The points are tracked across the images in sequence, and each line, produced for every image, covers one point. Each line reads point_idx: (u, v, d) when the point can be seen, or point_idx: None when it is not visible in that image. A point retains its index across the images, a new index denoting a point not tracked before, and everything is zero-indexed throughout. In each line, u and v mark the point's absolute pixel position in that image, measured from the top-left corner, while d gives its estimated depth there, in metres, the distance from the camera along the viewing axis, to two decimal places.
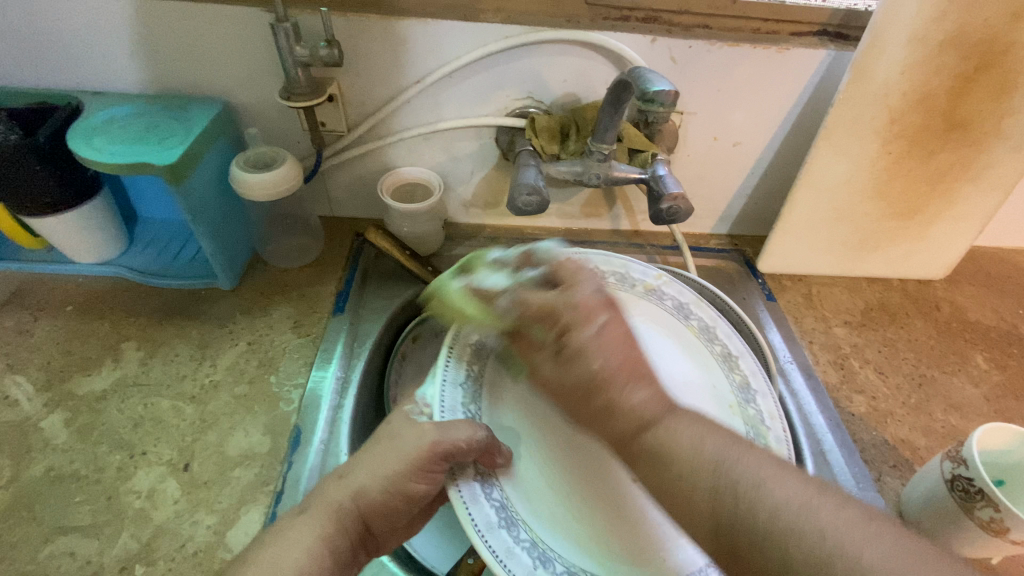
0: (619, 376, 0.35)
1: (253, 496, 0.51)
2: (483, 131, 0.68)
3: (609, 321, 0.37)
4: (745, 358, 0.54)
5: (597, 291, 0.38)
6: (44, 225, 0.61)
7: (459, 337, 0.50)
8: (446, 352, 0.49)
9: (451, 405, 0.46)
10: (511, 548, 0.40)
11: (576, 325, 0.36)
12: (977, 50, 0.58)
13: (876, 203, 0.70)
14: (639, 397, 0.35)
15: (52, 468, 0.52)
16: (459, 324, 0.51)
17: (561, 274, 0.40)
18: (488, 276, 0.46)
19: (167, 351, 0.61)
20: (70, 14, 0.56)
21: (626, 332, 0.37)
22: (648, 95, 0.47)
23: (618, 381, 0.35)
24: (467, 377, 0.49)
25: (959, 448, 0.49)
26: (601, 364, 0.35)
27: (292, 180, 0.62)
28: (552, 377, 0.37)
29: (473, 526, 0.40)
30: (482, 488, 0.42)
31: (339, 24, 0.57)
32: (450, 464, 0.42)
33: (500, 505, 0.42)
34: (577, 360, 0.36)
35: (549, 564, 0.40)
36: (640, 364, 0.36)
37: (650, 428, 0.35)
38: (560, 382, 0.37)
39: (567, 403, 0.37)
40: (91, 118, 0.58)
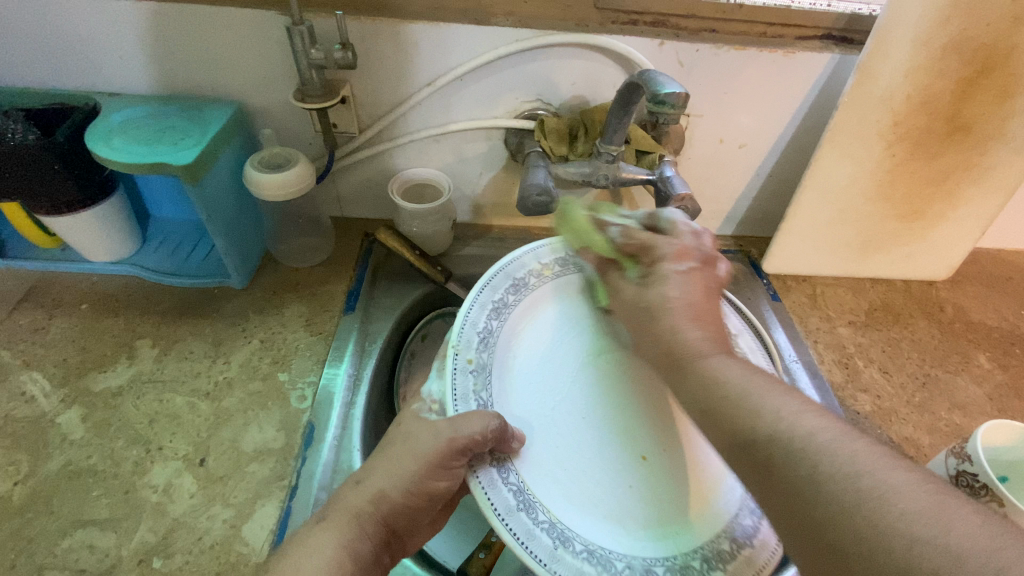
0: (680, 309, 0.42)
1: (268, 491, 0.51)
2: (493, 133, 0.69)
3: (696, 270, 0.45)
4: (741, 337, 0.58)
5: (701, 246, 0.47)
6: (61, 223, 0.62)
7: (466, 325, 0.51)
8: (454, 342, 0.49)
9: (463, 394, 0.47)
10: (529, 529, 0.41)
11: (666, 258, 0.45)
12: (979, 54, 0.59)
13: (880, 204, 0.71)
14: (695, 336, 0.41)
15: (69, 462, 0.52)
16: (466, 313, 0.51)
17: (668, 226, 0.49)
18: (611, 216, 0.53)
19: (181, 349, 0.62)
20: (88, 17, 0.57)
21: (706, 283, 0.45)
22: (658, 97, 0.48)
23: (679, 316, 0.42)
24: (477, 365, 0.49)
25: (963, 444, 0.50)
26: (676, 294, 0.43)
27: (305, 180, 0.63)
28: (633, 296, 0.46)
29: (493, 509, 0.41)
30: (499, 472, 0.44)
31: (352, 27, 0.58)
32: (468, 456, 0.43)
33: (517, 489, 0.43)
34: (660, 283, 0.44)
35: (569, 544, 0.42)
36: (699, 312, 0.42)
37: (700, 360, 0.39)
38: (637, 301, 0.45)
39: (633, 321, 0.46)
40: (109, 119, 0.59)
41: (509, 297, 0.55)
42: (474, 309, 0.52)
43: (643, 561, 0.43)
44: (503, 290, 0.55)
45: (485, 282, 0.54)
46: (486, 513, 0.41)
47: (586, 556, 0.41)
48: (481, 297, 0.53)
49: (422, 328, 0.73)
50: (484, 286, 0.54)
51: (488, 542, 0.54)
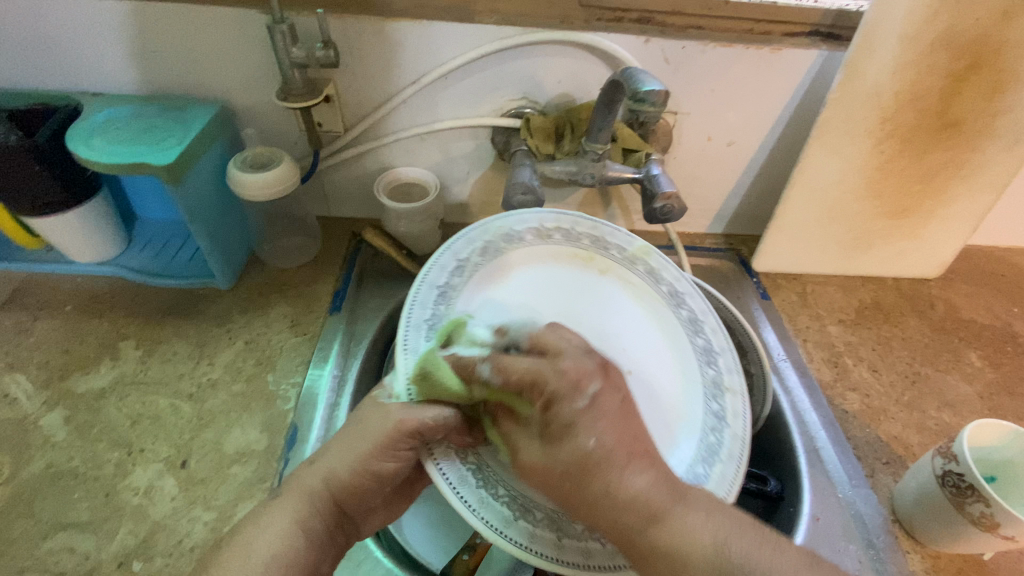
0: (618, 455, 0.35)
1: (250, 493, 0.51)
2: (479, 131, 0.68)
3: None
4: (725, 352, 0.51)
5: (591, 357, 0.38)
6: (45, 224, 0.61)
7: (411, 327, 0.45)
8: (403, 338, 0.44)
9: (422, 391, 0.43)
10: (483, 497, 0.41)
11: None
12: (967, 50, 0.58)
13: (870, 202, 0.71)
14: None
15: (51, 465, 0.52)
16: (404, 345, 0.44)
17: (543, 347, 0.39)
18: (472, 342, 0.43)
19: (165, 350, 0.61)
20: (69, 17, 0.57)
21: (619, 401, 0.37)
22: (639, 95, 0.47)
23: (615, 460, 0.35)
24: (428, 355, 0.45)
25: (949, 444, 0.49)
26: (595, 442, 0.34)
27: (290, 179, 0.62)
28: (540, 461, 0.37)
29: (462, 503, 0.40)
30: (461, 462, 0.42)
31: (334, 25, 0.58)
32: (420, 439, 0.42)
33: (484, 477, 0.42)
34: (571, 433, 0.35)
35: (567, 528, 0.41)
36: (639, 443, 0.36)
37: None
38: (548, 467, 0.36)
39: (618, 354, 0.45)
40: (90, 119, 0.59)
41: (455, 279, 0.50)
42: (416, 308, 0.47)
43: None
44: (449, 272, 0.50)
45: (428, 268, 0.49)
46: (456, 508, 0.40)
47: (588, 536, 0.41)
48: (413, 316, 0.46)
49: None
50: (422, 280, 0.48)
51: (472, 543, 0.55)
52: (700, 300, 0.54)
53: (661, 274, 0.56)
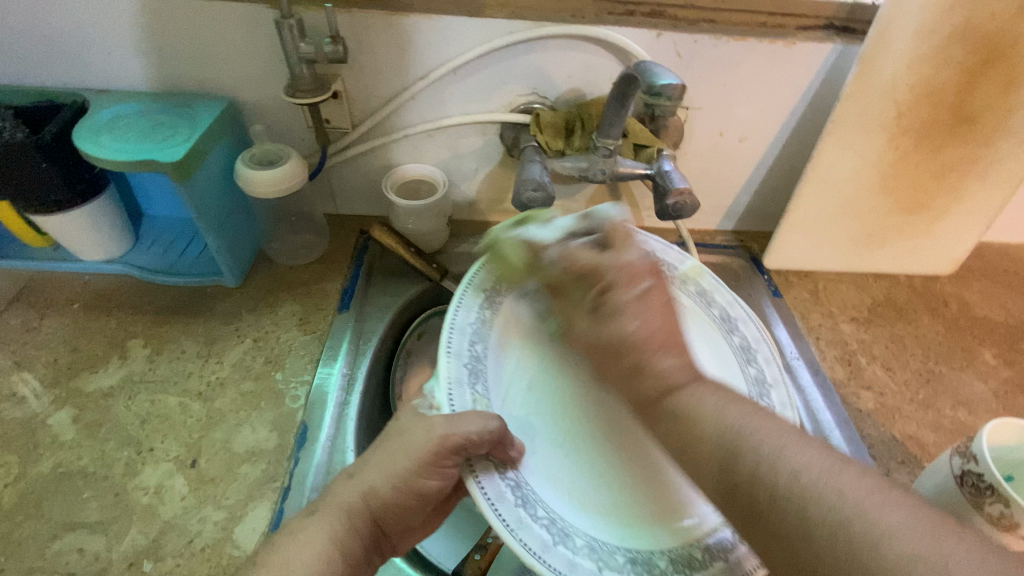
0: (649, 341, 0.36)
1: (260, 492, 0.51)
2: (488, 127, 0.67)
3: (655, 287, 0.38)
4: (761, 347, 0.55)
5: (643, 257, 0.39)
6: (52, 222, 0.61)
7: (450, 355, 0.47)
8: (444, 347, 0.47)
9: (461, 403, 0.45)
10: (523, 518, 0.39)
11: (617, 285, 0.38)
12: (984, 43, 0.57)
13: (883, 198, 0.70)
14: (668, 365, 0.36)
15: (60, 464, 0.52)
16: (448, 346, 0.47)
17: (612, 237, 0.42)
18: (536, 231, 0.51)
19: (173, 349, 0.61)
20: (76, 13, 0.57)
21: (667, 301, 0.38)
22: (654, 89, 0.47)
23: (648, 347, 0.36)
24: (470, 364, 0.48)
25: (968, 443, 0.49)
26: (636, 326, 0.36)
27: (299, 176, 0.62)
28: (586, 331, 0.39)
29: (484, 497, 0.40)
30: (500, 477, 0.42)
31: (342, 20, 0.57)
32: (465, 455, 0.42)
33: (514, 485, 0.42)
34: (616, 316, 0.37)
35: (569, 539, 0.41)
36: (673, 335, 0.37)
37: (676, 393, 0.35)
38: (594, 339, 0.38)
39: (597, 358, 0.39)
40: (98, 116, 0.58)
41: (485, 314, 0.52)
42: (454, 337, 0.48)
43: (641, 553, 0.42)
44: (478, 306, 0.52)
45: (458, 302, 0.51)
46: (477, 503, 0.40)
47: (588, 551, 0.40)
48: (457, 320, 0.50)
49: (418, 326, 0.71)
50: (458, 306, 0.51)
51: (483, 542, 0.54)
52: (726, 293, 0.58)
53: (713, 297, 0.58)
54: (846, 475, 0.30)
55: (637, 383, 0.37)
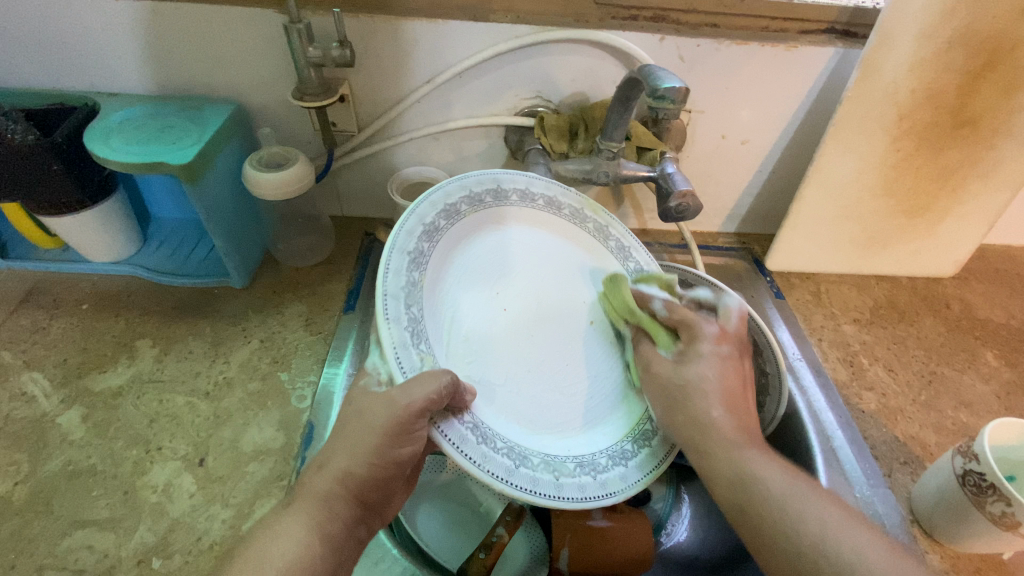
0: (710, 394, 0.46)
1: (267, 491, 0.51)
2: (492, 130, 0.68)
3: (725, 348, 0.49)
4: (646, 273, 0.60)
5: (733, 327, 0.50)
6: (62, 223, 0.62)
7: (387, 300, 0.41)
8: (380, 292, 0.41)
9: (410, 364, 0.41)
10: (485, 453, 0.41)
11: (700, 339, 0.49)
12: (985, 47, 0.58)
13: (885, 200, 0.70)
14: (717, 415, 0.45)
15: (69, 462, 0.52)
16: (384, 306, 0.41)
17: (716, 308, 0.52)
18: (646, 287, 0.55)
19: (181, 349, 0.62)
20: (87, 17, 0.57)
21: (738, 371, 0.48)
22: (659, 92, 0.47)
23: (710, 399, 0.46)
24: (410, 318, 0.42)
25: (970, 443, 0.49)
26: (709, 373, 0.47)
27: (305, 179, 0.62)
28: (665, 372, 0.49)
29: (450, 441, 0.40)
30: (461, 422, 0.42)
31: (351, 25, 0.58)
32: (430, 414, 0.40)
33: (473, 426, 0.42)
34: (695, 361, 0.48)
35: (525, 460, 0.44)
36: (728, 393, 0.46)
37: (715, 428, 0.45)
38: (668, 379, 0.48)
39: (667, 401, 0.48)
40: (108, 119, 0.59)
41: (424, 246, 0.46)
42: (389, 279, 0.42)
43: (585, 457, 0.48)
44: (417, 237, 0.45)
45: (393, 239, 0.43)
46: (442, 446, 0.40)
47: (546, 464, 0.45)
48: (393, 263, 0.43)
49: None
50: (394, 248, 0.43)
51: (488, 541, 0.54)
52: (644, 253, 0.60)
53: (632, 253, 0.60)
54: (857, 535, 0.38)
55: (683, 410, 0.46)
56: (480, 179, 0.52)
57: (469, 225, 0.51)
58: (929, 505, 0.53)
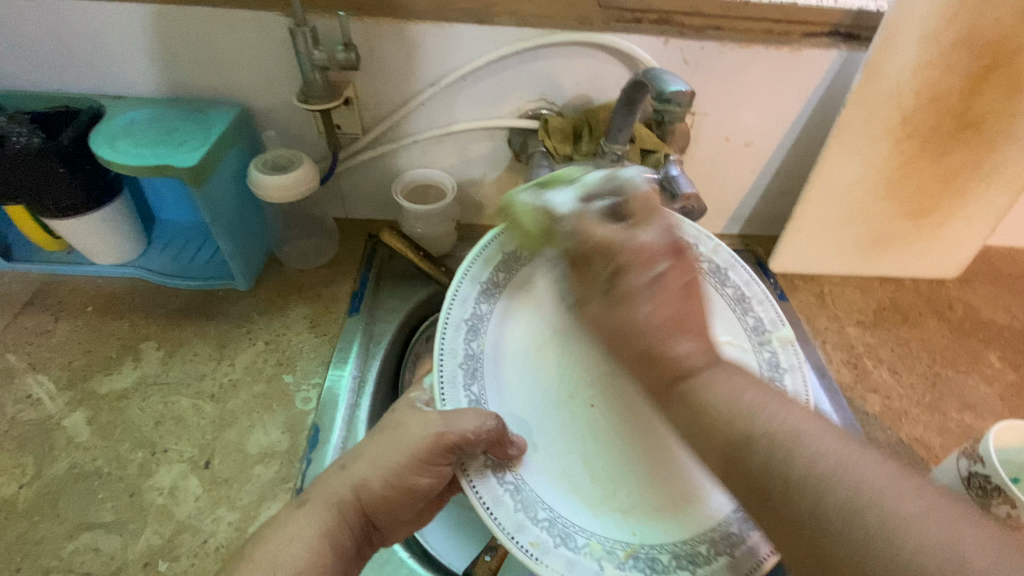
0: (661, 327, 0.35)
1: (273, 493, 0.51)
2: (496, 133, 0.68)
3: (672, 269, 0.36)
4: (763, 304, 0.56)
5: (663, 236, 0.37)
6: (68, 226, 0.62)
7: (445, 355, 0.47)
8: (438, 347, 0.47)
9: (453, 398, 0.46)
10: (522, 523, 0.41)
11: (632, 268, 0.36)
12: (988, 50, 0.58)
13: (888, 203, 0.70)
14: (685, 349, 0.35)
15: (75, 465, 0.52)
16: (442, 342, 0.47)
17: (625, 201, 0.39)
18: (554, 196, 0.44)
19: (186, 351, 0.62)
20: (93, 21, 0.58)
21: (684, 283, 0.36)
22: (665, 96, 0.48)
23: (659, 331, 0.35)
24: (466, 354, 0.48)
25: (975, 446, 0.49)
26: (649, 311, 0.35)
27: (310, 181, 0.62)
28: (598, 313, 0.37)
29: (481, 505, 0.41)
30: (495, 476, 0.43)
31: (356, 28, 0.58)
32: (456, 456, 0.42)
33: (513, 489, 0.42)
34: (630, 300, 0.36)
35: (570, 540, 0.41)
36: (687, 320, 0.35)
37: (688, 379, 0.34)
38: (603, 323, 0.37)
39: (609, 341, 0.37)
40: (114, 122, 0.59)
41: (497, 278, 0.52)
42: (449, 333, 0.48)
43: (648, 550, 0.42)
44: (492, 270, 0.52)
45: (463, 274, 0.50)
46: (476, 511, 0.41)
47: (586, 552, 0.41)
48: (452, 317, 0.48)
49: (427, 328, 0.72)
50: (462, 279, 0.50)
51: (493, 544, 0.53)
52: (744, 272, 0.57)
53: (728, 277, 0.57)
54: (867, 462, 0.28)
55: (652, 369, 0.35)
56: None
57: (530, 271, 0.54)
58: None
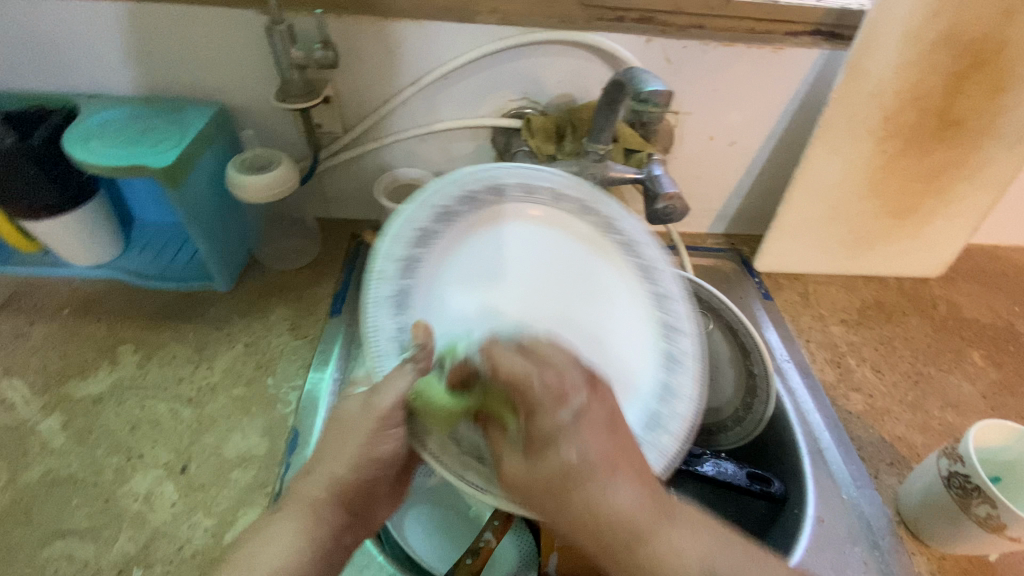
0: (600, 469, 0.36)
1: (251, 498, 0.51)
2: (479, 132, 0.68)
3: (589, 401, 0.36)
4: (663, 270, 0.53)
5: (578, 369, 0.37)
6: (41, 228, 0.61)
7: (377, 282, 0.44)
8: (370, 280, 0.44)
9: (386, 347, 0.43)
10: (468, 462, 0.42)
11: (545, 410, 0.35)
12: (969, 49, 0.58)
13: (871, 202, 0.70)
14: (622, 493, 0.36)
15: (49, 471, 0.51)
16: (371, 321, 0.43)
17: (532, 344, 0.37)
18: (456, 351, 0.40)
19: (164, 354, 0.61)
20: (65, 18, 0.57)
21: (603, 414, 0.37)
22: (643, 95, 0.47)
23: (595, 473, 0.36)
24: (396, 292, 0.44)
25: (955, 445, 0.49)
26: (575, 455, 0.35)
27: (288, 183, 0.61)
28: (521, 472, 0.37)
29: (428, 453, 0.41)
30: (440, 423, 0.43)
31: (334, 26, 0.57)
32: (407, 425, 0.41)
33: (459, 433, 0.43)
34: (551, 448, 0.36)
35: None
36: (620, 449, 0.37)
37: (597, 510, 0.36)
38: (530, 482, 0.37)
39: (549, 500, 0.37)
40: (88, 121, 0.58)
41: (440, 216, 0.48)
42: (383, 269, 0.44)
43: None
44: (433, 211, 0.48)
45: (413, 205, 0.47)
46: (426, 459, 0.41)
47: None
48: (386, 257, 0.45)
49: None
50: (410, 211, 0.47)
51: (475, 546, 0.52)
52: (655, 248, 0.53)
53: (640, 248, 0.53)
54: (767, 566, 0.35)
55: (565, 502, 0.36)
56: (480, 177, 0.51)
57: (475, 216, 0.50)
58: (914, 507, 0.53)
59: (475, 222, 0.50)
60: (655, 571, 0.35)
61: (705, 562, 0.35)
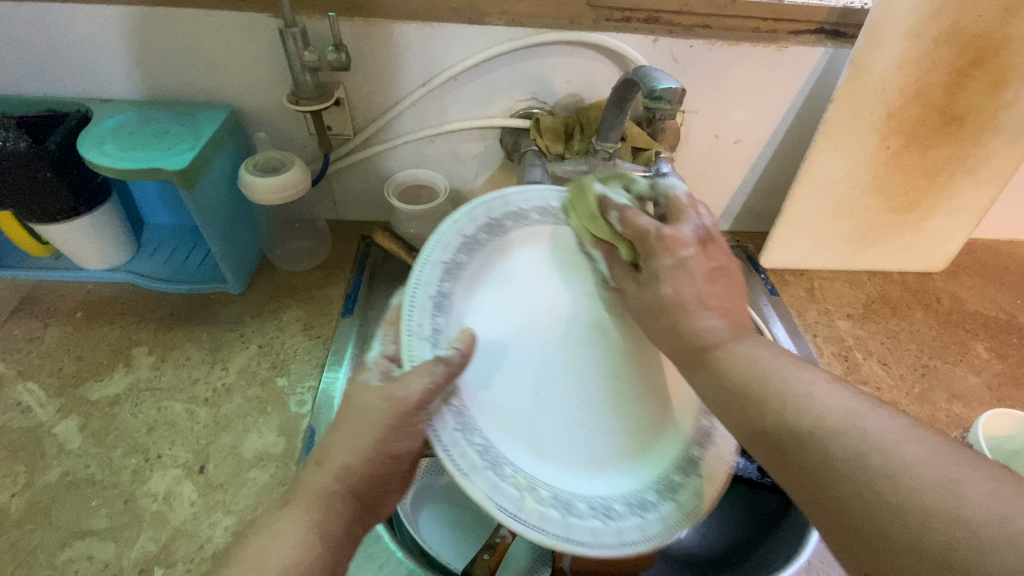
0: (689, 301, 0.40)
1: (269, 497, 0.51)
2: (488, 132, 0.69)
3: (694, 255, 0.42)
4: None
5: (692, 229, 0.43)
6: (55, 231, 0.61)
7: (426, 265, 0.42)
8: (423, 253, 0.43)
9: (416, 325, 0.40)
10: (458, 440, 0.37)
11: (660, 252, 0.42)
12: (971, 46, 0.59)
13: (875, 197, 0.71)
14: (710, 323, 0.39)
15: (67, 472, 0.52)
16: (409, 298, 0.40)
17: (671, 205, 0.45)
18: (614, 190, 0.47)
19: (178, 356, 0.61)
20: (79, 23, 0.57)
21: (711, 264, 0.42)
22: (654, 93, 0.48)
23: (690, 304, 0.40)
24: (437, 291, 0.42)
25: (964, 435, 0.50)
26: (673, 289, 0.41)
27: (301, 183, 0.62)
28: (634, 294, 0.44)
29: (441, 448, 0.36)
30: (454, 420, 0.38)
31: (345, 29, 0.58)
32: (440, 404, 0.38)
33: (482, 448, 0.38)
34: (655, 281, 0.42)
35: (499, 467, 0.38)
36: (714, 297, 0.40)
37: (716, 347, 0.38)
38: (638, 301, 0.44)
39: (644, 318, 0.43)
40: (101, 125, 0.59)
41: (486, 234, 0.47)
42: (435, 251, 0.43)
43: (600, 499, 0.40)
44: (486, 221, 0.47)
45: (465, 213, 0.46)
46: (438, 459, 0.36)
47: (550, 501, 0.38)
48: (432, 250, 0.43)
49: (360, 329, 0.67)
50: (462, 216, 0.46)
51: (491, 542, 0.53)
52: None
53: None
54: (911, 437, 0.28)
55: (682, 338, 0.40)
56: (493, 205, 0.48)
57: (536, 236, 0.50)
58: None
59: (532, 238, 0.50)
60: (841, 439, 0.30)
61: (816, 396, 0.32)
